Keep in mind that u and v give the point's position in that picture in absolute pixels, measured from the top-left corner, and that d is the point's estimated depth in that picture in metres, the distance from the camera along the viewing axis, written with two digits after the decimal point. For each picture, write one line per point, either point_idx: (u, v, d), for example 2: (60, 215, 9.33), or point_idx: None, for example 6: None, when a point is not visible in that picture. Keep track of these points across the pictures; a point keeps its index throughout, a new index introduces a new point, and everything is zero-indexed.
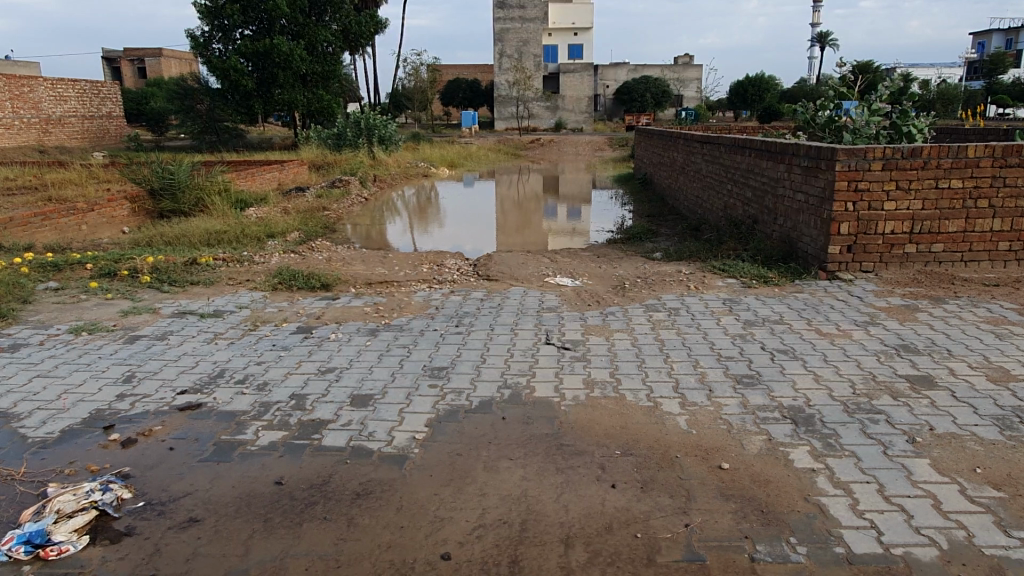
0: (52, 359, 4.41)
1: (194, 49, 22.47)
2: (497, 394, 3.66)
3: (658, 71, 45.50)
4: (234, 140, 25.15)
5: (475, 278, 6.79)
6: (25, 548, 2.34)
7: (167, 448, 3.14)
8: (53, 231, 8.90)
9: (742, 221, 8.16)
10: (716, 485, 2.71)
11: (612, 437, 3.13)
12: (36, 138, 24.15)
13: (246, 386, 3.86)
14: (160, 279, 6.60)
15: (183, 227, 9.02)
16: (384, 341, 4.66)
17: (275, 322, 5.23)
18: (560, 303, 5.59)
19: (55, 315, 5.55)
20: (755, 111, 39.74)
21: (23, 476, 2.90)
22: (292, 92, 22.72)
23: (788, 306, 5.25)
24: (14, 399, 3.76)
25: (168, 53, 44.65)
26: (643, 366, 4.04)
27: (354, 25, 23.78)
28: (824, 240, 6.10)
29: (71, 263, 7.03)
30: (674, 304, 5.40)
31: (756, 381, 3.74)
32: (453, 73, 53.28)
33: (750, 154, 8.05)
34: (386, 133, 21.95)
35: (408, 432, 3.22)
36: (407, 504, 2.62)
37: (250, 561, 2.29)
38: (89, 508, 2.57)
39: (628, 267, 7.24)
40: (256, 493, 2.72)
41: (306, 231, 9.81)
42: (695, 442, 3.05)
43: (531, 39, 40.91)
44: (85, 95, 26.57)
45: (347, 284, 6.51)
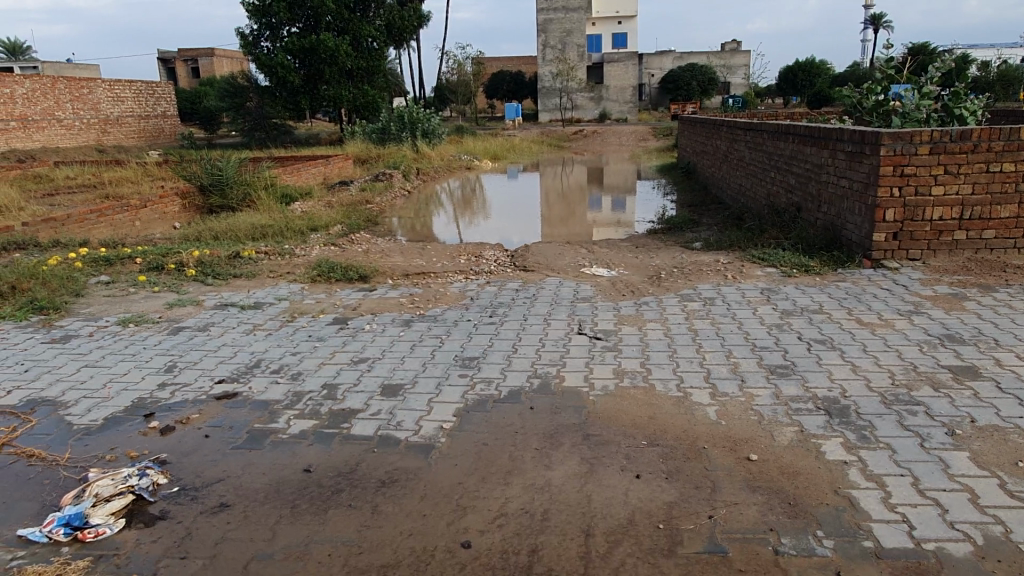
0: (100, 350, 4.57)
1: (243, 47, 23.01)
2: (527, 384, 3.67)
3: (704, 58, 44.74)
4: (282, 137, 25.61)
5: (512, 269, 6.79)
6: (64, 530, 2.43)
7: (203, 435, 3.23)
8: (108, 226, 9.21)
9: (786, 209, 7.97)
10: (744, 477, 2.66)
11: (639, 427, 3.11)
12: (94, 138, 24.99)
13: (281, 375, 3.95)
14: (205, 272, 6.77)
15: (232, 221, 9.24)
16: (417, 332, 4.70)
17: (312, 314, 5.32)
18: (594, 293, 5.55)
19: (105, 307, 5.74)
20: (805, 97, 38.73)
21: (67, 462, 3.02)
22: (337, 88, 23.01)
23: (828, 296, 5.13)
24: (63, 387, 3.91)
25: (221, 53, 45.72)
26: (674, 356, 4.00)
27: (397, 19, 23.88)
28: (868, 227, 5.94)
29: (122, 258, 7.27)
30: (710, 294, 5.32)
31: (790, 371, 3.67)
32: (498, 65, 53.38)
33: (794, 140, 7.85)
34: (429, 127, 22.15)
35: (437, 421, 3.25)
36: (432, 492, 2.65)
37: (276, 547, 2.34)
38: (126, 492, 2.66)
39: (665, 257, 7.16)
40: (285, 480, 2.78)
41: (349, 224, 9.92)
42: (723, 433, 3.01)
43: (575, 29, 40.65)
44: (141, 95, 27.34)
45: (385, 275, 6.58)
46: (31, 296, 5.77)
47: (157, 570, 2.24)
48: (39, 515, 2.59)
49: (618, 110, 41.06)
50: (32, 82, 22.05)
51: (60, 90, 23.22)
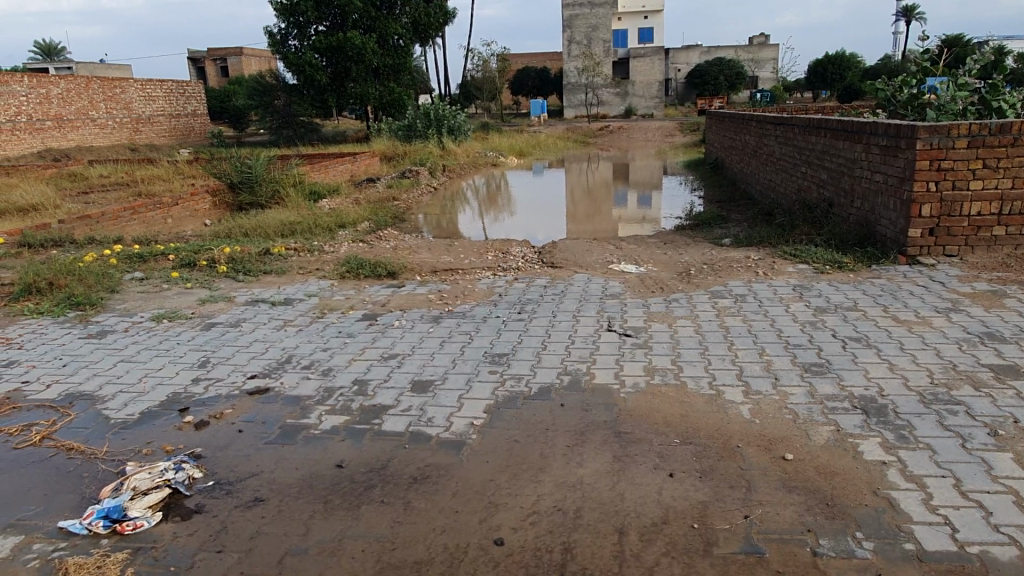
0: (135, 345, 4.65)
1: (271, 46, 23.24)
2: (557, 381, 3.65)
3: (732, 52, 44.25)
4: (309, 134, 25.83)
5: (539, 266, 6.78)
6: (103, 522, 2.47)
7: (237, 430, 3.26)
8: (141, 224, 9.34)
9: (817, 204, 7.84)
10: (779, 476, 2.62)
11: (671, 426, 3.08)
12: (127, 137, 25.41)
13: (312, 371, 3.98)
14: (236, 269, 6.84)
15: (261, 218, 9.34)
16: (446, 328, 4.71)
17: (342, 310, 5.35)
18: (623, 290, 5.52)
19: (139, 303, 5.83)
20: (835, 91, 38.13)
21: (105, 455, 3.07)
22: (364, 86, 23.16)
23: (862, 292, 5.04)
24: (100, 382, 3.98)
25: (249, 51, 46.23)
26: (706, 353, 3.96)
27: (423, 17, 23.93)
28: (903, 222, 5.82)
29: (155, 254, 7.38)
30: (741, 291, 5.26)
31: (825, 369, 3.60)
32: (523, 62, 53.34)
33: (826, 134, 7.71)
34: (456, 123, 22.19)
35: (467, 418, 3.25)
36: (463, 489, 2.65)
37: (310, 541, 2.36)
38: (163, 486, 2.70)
39: (694, 253, 7.08)
40: (317, 475, 2.79)
41: (377, 221, 9.97)
42: (757, 432, 2.97)
43: (601, 24, 40.43)
44: (172, 94, 27.71)
45: (413, 272, 6.60)
46: (69, 292, 5.88)
47: (195, 562, 2.27)
48: (79, 507, 2.64)
49: (644, 105, 40.76)
50: (66, 82, 22.48)
51: (94, 90, 23.65)
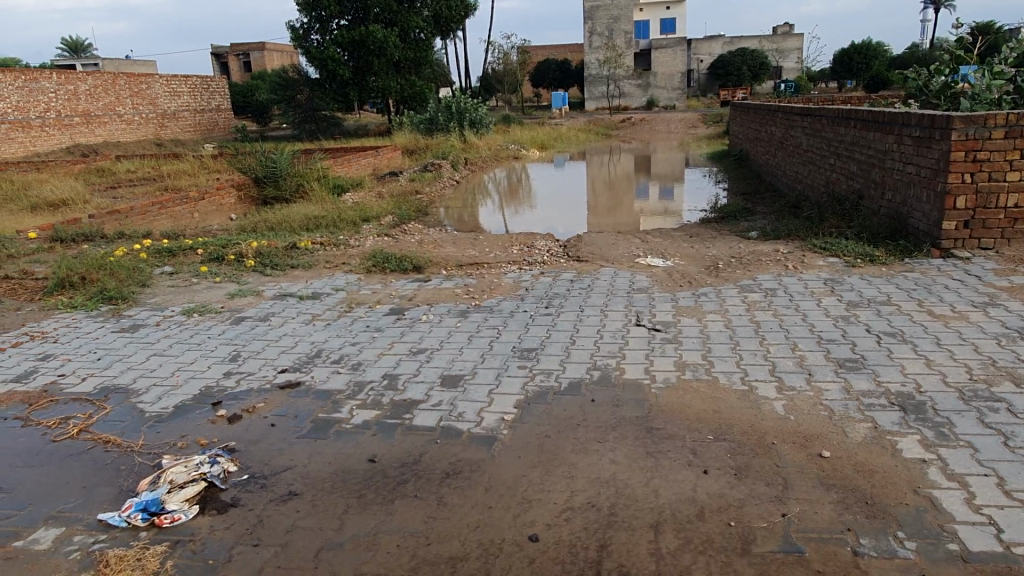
0: (167, 339, 4.70)
1: (294, 41, 23.37)
2: (587, 376, 3.64)
3: (756, 42, 43.72)
4: (332, 129, 25.95)
5: (565, 259, 6.75)
6: (142, 515, 2.50)
7: (269, 424, 3.29)
8: (168, 219, 9.46)
9: (847, 197, 7.72)
10: (817, 474, 2.58)
11: (703, 422, 3.04)
12: (153, 132, 25.71)
13: (342, 365, 4.00)
14: (263, 263, 6.90)
15: (286, 213, 9.40)
16: (474, 322, 4.71)
17: (369, 304, 5.37)
18: (651, 284, 5.48)
19: (169, 297, 5.90)
20: (861, 81, 37.52)
21: (142, 448, 3.11)
22: (386, 79, 23.16)
23: (896, 286, 4.95)
24: (134, 375, 4.04)
25: (271, 46, 46.54)
26: (737, 348, 3.91)
27: (444, 10, 23.88)
28: (937, 215, 5.71)
29: (184, 249, 7.46)
30: (772, 285, 5.19)
31: (860, 365, 3.55)
32: (544, 54, 53.14)
33: (856, 125, 7.59)
34: (477, 116, 22.17)
35: (497, 413, 3.24)
36: (495, 484, 2.64)
37: (345, 535, 2.37)
38: (199, 479, 2.73)
39: (722, 246, 7.01)
40: (350, 470, 2.80)
41: (400, 214, 9.99)
42: (791, 428, 2.93)
43: (622, 15, 40.13)
44: (197, 90, 27.97)
45: (438, 266, 6.61)
46: (101, 286, 5.95)
47: (232, 556, 2.28)
48: (117, 500, 2.67)
49: (666, 97, 40.43)
50: (94, 79, 22.77)
51: (120, 86, 23.94)
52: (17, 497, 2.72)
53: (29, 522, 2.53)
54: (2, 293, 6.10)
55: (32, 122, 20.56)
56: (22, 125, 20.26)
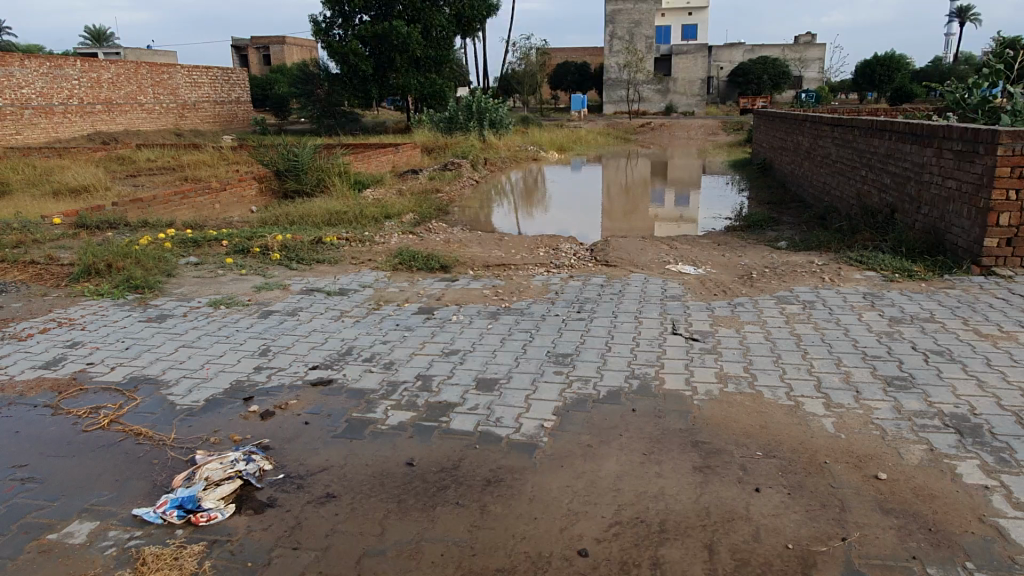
0: (195, 331, 4.65)
1: (317, 35, 23.44)
2: (625, 384, 3.54)
3: (778, 51, 43.39)
4: (352, 124, 25.93)
5: (594, 263, 6.65)
6: (178, 512, 2.44)
7: (303, 422, 3.22)
8: (190, 209, 9.48)
9: (878, 210, 7.53)
10: (874, 497, 2.49)
11: (752, 437, 2.96)
12: (173, 122, 25.82)
13: (374, 364, 3.93)
14: (288, 256, 6.85)
15: (308, 207, 9.35)
16: (506, 325, 4.62)
17: (397, 302, 5.31)
18: (684, 292, 5.38)
19: (195, 288, 5.86)
20: (885, 92, 37.10)
21: (174, 442, 3.05)
22: (406, 76, 23.09)
23: (939, 303, 4.83)
24: (163, 366, 3.99)
25: (291, 40, 46.65)
26: (779, 361, 3.81)
27: (467, 9, 23.73)
28: (978, 231, 5.57)
29: (208, 240, 7.44)
30: (809, 297, 5.09)
31: (910, 384, 3.43)
32: (563, 56, 53.06)
33: (891, 137, 7.43)
34: (498, 116, 22.07)
35: (537, 419, 3.16)
36: (540, 494, 2.56)
37: (387, 542, 2.29)
38: (234, 477, 2.67)
39: (753, 255, 6.89)
40: (388, 473, 2.73)
41: (421, 212, 9.91)
42: (844, 447, 2.84)
43: (644, 19, 39.85)
44: (218, 81, 28.06)
45: (465, 265, 6.54)
46: (127, 275, 5.92)
47: (272, 559, 2.22)
48: (152, 495, 2.61)
49: (686, 103, 40.23)
50: (116, 67, 22.92)
51: (142, 75, 24.05)
52: (50, 488, 2.67)
53: (63, 514, 2.47)
54: (28, 278, 6.09)
55: (55, 108, 20.72)
56: (45, 111, 20.42)
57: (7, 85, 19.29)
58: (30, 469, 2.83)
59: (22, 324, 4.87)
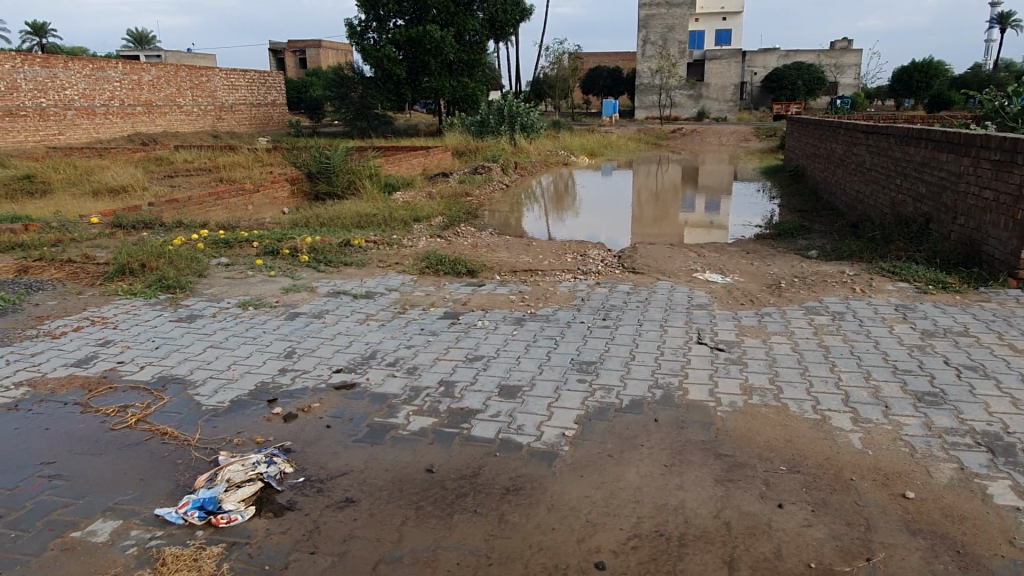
0: (223, 331, 4.71)
1: (352, 39, 23.70)
2: (649, 394, 3.51)
3: (813, 56, 42.84)
4: (384, 127, 26.16)
5: (620, 270, 6.61)
6: (199, 513, 2.47)
7: (325, 425, 3.25)
8: (224, 209, 9.63)
9: (913, 220, 7.38)
10: (901, 516, 2.43)
11: (776, 451, 2.90)
12: (210, 124, 26.27)
13: (397, 369, 3.94)
14: (317, 259, 6.91)
15: (338, 209, 9.45)
16: (530, 331, 4.61)
17: (423, 307, 5.33)
18: (711, 301, 5.32)
19: (225, 289, 5.94)
20: (922, 100, 36.39)
21: (198, 443, 3.09)
22: (439, 80, 23.21)
23: (973, 316, 4.71)
24: (191, 366, 4.05)
25: (327, 44, 47.24)
26: (806, 374, 3.74)
27: (500, 14, 23.84)
28: (1015, 243, 5.43)
29: (240, 240, 7.54)
30: (839, 308, 5.00)
31: (941, 400, 3.34)
32: (596, 61, 52.99)
33: (927, 146, 7.28)
34: (529, 121, 22.06)
35: (558, 427, 3.15)
36: (559, 504, 2.55)
37: (403, 549, 2.30)
38: (256, 479, 2.69)
39: (783, 265, 6.80)
40: (408, 479, 2.74)
41: (450, 216, 9.94)
42: (871, 464, 2.77)
43: (678, 24, 39.62)
44: (254, 84, 28.50)
45: (492, 270, 6.54)
46: (160, 275, 6.03)
47: (289, 562, 2.23)
48: (175, 495, 2.65)
49: (718, 108, 39.92)
50: (157, 70, 23.39)
51: (181, 77, 24.51)
52: (76, 486, 2.72)
53: (88, 512, 2.52)
54: (65, 276, 6.23)
55: (97, 109, 21.21)
56: (87, 112, 20.89)
57: (52, 86, 19.77)
58: (57, 467, 2.88)
59: (56, 322, 4.98)
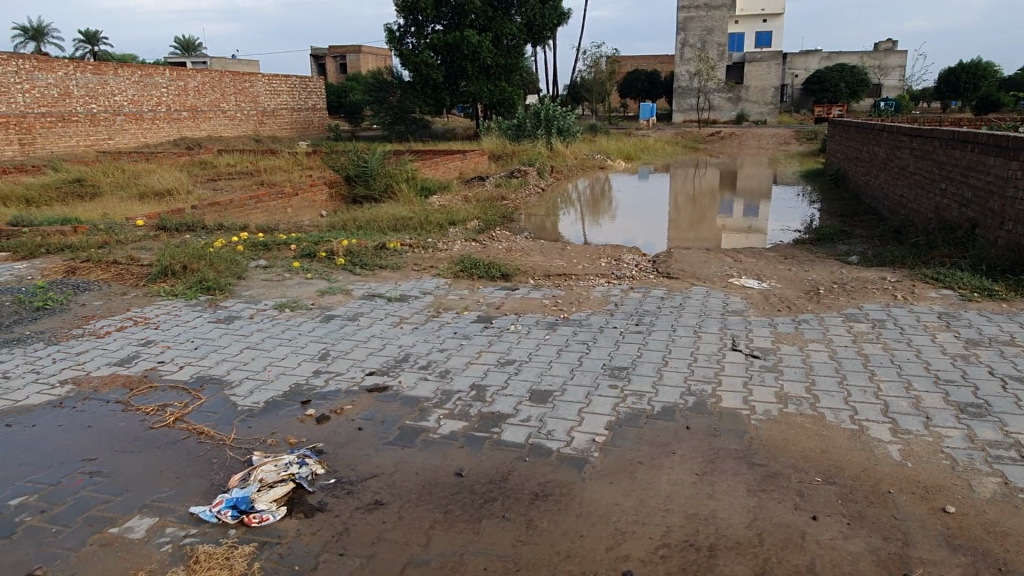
0: (260, 333, 4.79)
1: (390, 44, 23.94)
2: (681, 401, 3.47)
3: (856, 58, 42.02)
4: (421, 131, 26.37)
5: (655, 275, 6.55)
6: (231, 512, 2.51)
7: (357, 427, 3.28)
8: (264, 212, 9.80)
9: (958, 225, 7.19)
10: (941, 531, 2.37)
11: (811, 461, 2.85)
12: (253, 128, 26.77)
13: (429, 372, 3.96)
14: (353, 262, 6.99)
15: (375, 213, 9.55)
16: (563, 336, 4.59)
17: (457, 310, 5.35)
18: (747, 307, 5.25)
19: (263, 291, 6.04)
20: (969, 102, 35.43)
21: (233, 442, 3.15)
22: (476, 84, 23.32)
23: (1020, 325, 4.57)
24: (228, 367, 4.13)
25: (367, 49, 47.80)
26: (844, 383, 3.66)
27: (538, 17, 23.86)
28: None
29: (278, 243, 7.66)
30: (880, 315, 4.88)
31: (985, 412, 3.24)
32: (633, 64, 52.72)
33: (974, 149, 7.08)
34: (566, 124, 22.00)
35: (589, 433, 3.13)
36: (588, 511, 2.53)
37: (431, 553, 2.31)
38: (288, 480, 2.73)
39: (822, 270, 6.67)
40: (438, 482, 2.75)
41: (485, 220, 9.97)
42: (910, 476, 2.70)
43: (717, 26, 39.19)
44: (295, 89, 28.97)
45: (526, 274, 6.54)
46: (200, 276, 6.15)
47: (318, 563, 2.26)
48: (209, 494, 2.70)
49: (758, 111, 39.39)
50: (202, 76, 23.92)
51: (226, 83, 25.02)
52: (115, 483, 2.79)
53: (126, 509, 2.58)
54: (110, 277, 6.40)
55: (144, 115, 21.77)
56: (135, 118, 21.45)
57: (103, 92, 20.35)
58: (98, 463, 2.96)
59: (101, 322, 5.12)
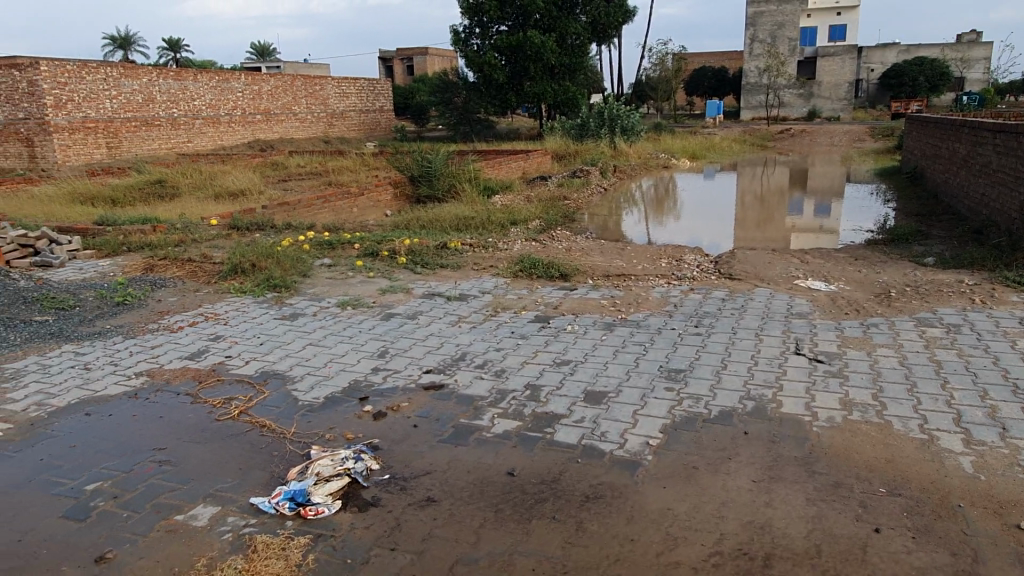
0: (322, 330, 4.92)
1: (455, 46, 24.18)
2: (739, 405, 3.39)
3: (937, 51, 40.23)
4: (485, 131, 26.52)
5: (717, 276, 6.42)
6: (289, 504, 2.58)
7: (412, 424, 3.32)
8: (330, 212, 10.04)
9: None
10: (1014, 549, 2.25)
11: (876, 471, 2.74)
12: (322, 130, 27.46)
13: (485, 371, 3.99)
14: (414, 261, 7.08)
15: (438, 212, 9.66)
16: (620, 337, 4.55)
17: (514, 310, 5.36)
18: (812, 310, 5.09)
19: (327, 289, 6.19)
20: None
21: (294, 436, 3.23)
22: (540, 84, 23.32)
23: None
24: (291, 362, 4.24)
25: (434, 51, 48.39)
26: (913, 390, 3.51)
27: (603, 16, 23.70)
28: None
29: (343, 242, 7.83)
30: (955, 320, 4.66)
31: None
32: (701, 61, 51.81)
33: None
34: (630, 123, 21.69)
35: (643, 436, 3.09)
36: (639, 514, 2.50)
37: (480, 551, 2.32)
38: (343, 474, 2.79)
39: (894, 273, 6.41)
40: (490, 481, 2.76)
41: (547, 220, 9.96)
42: (982, 490, 2.57)
43: (788, 21, 38.13)
44: (363, 91, 29.56)
45: (585, 275, 6.50)
46: (268, 274, 6.35)
47: (369, 557, 2.30)
48: (269, 485, 2.78)
49: (830, 107, 38.16)
50: (275, 80, 24.68)
51: (297, 87, 25.72)
52: (182, 472, 2.90)
53: (191, 498, 2.68)
54: (185, 274, 6.67)
55: (221, 118, 22.60)
56: (213, 121, 22.29)
57: (183, 97, 21.20)
58: (168, 453, 3.09)
59: (174, 317, 5.35)
